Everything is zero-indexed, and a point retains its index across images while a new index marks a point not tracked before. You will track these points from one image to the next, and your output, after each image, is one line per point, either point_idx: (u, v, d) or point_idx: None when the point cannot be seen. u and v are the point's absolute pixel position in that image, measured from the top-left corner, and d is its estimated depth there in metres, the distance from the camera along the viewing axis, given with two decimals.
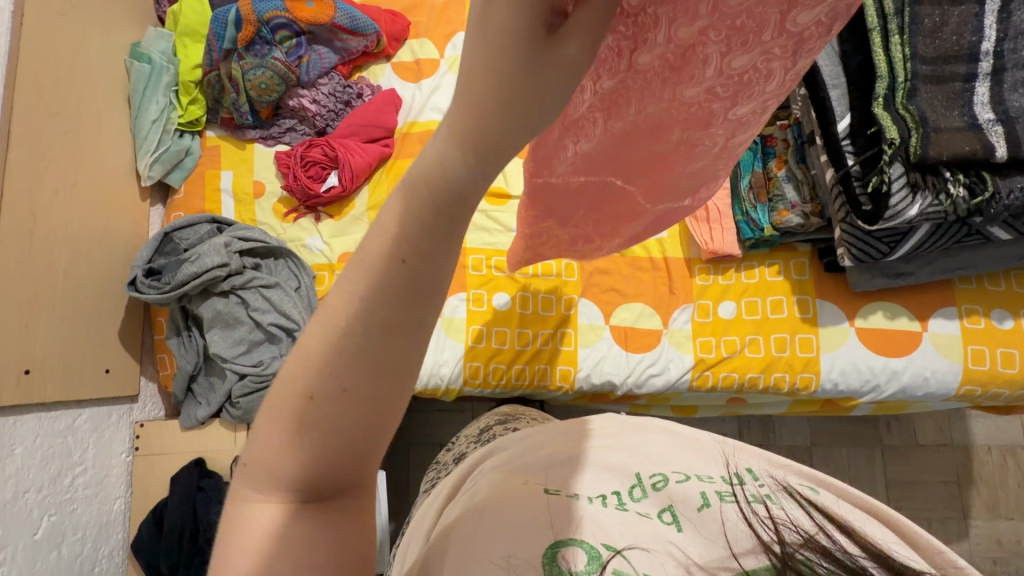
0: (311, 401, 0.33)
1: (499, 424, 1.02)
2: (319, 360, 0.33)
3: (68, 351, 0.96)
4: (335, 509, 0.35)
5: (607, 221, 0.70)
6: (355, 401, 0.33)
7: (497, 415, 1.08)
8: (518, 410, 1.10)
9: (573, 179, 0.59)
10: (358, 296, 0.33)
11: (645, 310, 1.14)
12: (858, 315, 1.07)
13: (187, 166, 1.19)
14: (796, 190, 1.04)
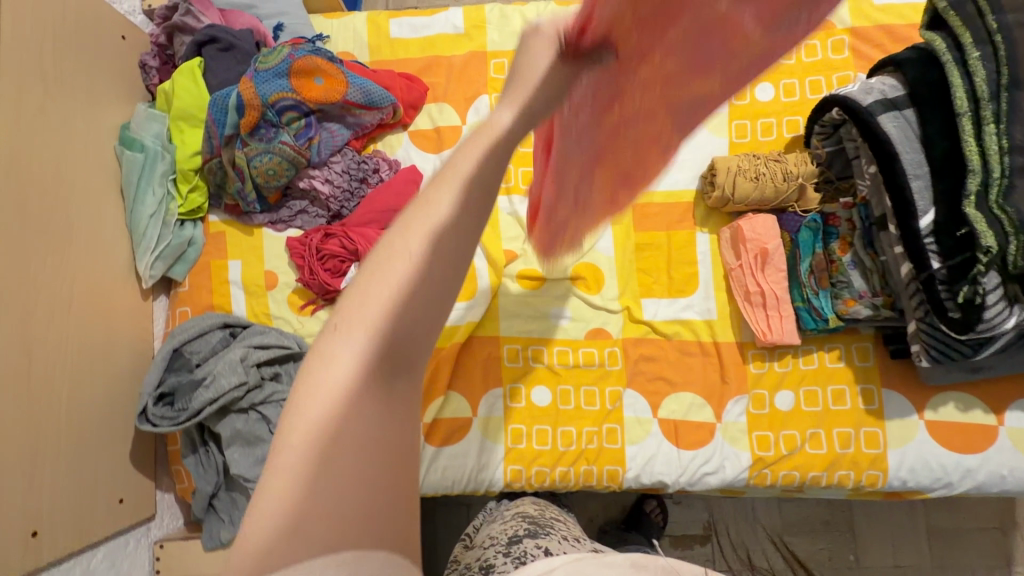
0: (409, 261, 0.40)
1: (529, 537, 0.86)
2: (424, 233, 0.40)
3: (78, 489, 0.88)
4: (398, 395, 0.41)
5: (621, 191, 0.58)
6: (439, 260, 0.41)
7: (524, 523, 0.92)
8: (546, 518, 0.96)
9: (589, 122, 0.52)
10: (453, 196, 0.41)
11: (695, 401, 1.06)
12: (927, 408, 1.00)
13: (191, 258, 1.09)
14: (863, 277, 0.95)
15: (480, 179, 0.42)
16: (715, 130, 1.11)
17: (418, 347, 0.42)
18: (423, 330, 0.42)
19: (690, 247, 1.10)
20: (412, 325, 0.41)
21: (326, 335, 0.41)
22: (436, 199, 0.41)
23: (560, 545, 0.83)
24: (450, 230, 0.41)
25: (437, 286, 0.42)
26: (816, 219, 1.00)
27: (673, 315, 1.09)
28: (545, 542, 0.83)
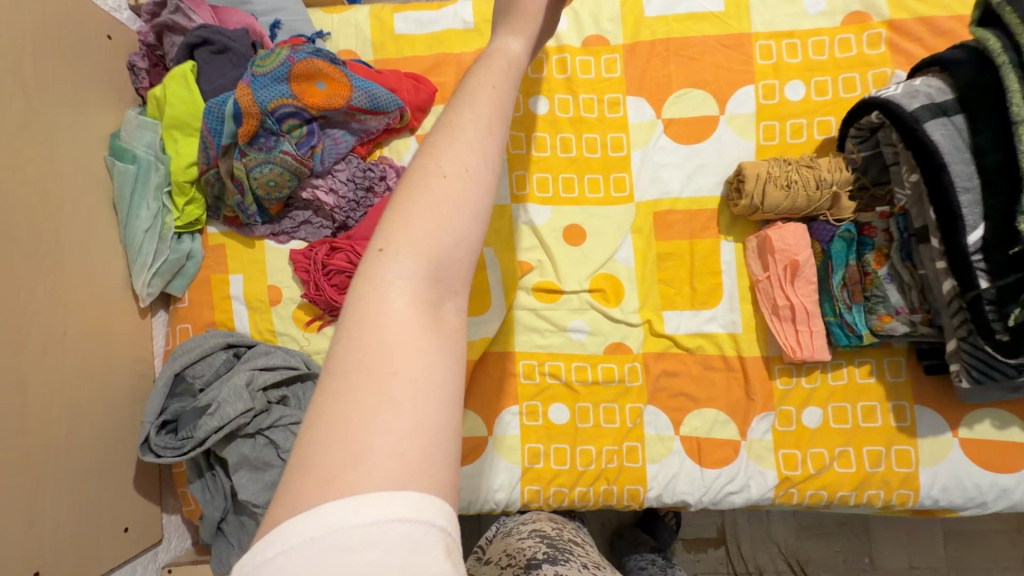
0: (444, 175, 0.41)
1: (548, 563, 0.76)
2: (455, 154, 0.42)
3: (82, 525, 0.85)
4: (448, 333, 0.38)
5: None
6: (475, 177, 0.42)
7: (543, 546, 0.82)
8: (563, 540, 0.88)
9: None
10: (476, 119, 0.44)
11: (719, 418, 1.02)
12: (962, 425, 0.96)
13: (189, 272, 1.04)
14: (900, 292, 0.91)
15: (498, 102, 0.46)
16: (741, 131, 1.05)
17: (461, 270, 0.40)
18: (468, 252, 0.40)
19: (714, 257, 1.05)
20: (456, 242, 0.40)
21: (370, 263, 0.39)
22: (462, 122, 0.44)
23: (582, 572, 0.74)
24: (481, 146, 0.43)
25: (479, 196, 0.42)
26: (849, 229, 0.95)
27: (696, 328, 1.04)
28: (565, 570, 0.74)
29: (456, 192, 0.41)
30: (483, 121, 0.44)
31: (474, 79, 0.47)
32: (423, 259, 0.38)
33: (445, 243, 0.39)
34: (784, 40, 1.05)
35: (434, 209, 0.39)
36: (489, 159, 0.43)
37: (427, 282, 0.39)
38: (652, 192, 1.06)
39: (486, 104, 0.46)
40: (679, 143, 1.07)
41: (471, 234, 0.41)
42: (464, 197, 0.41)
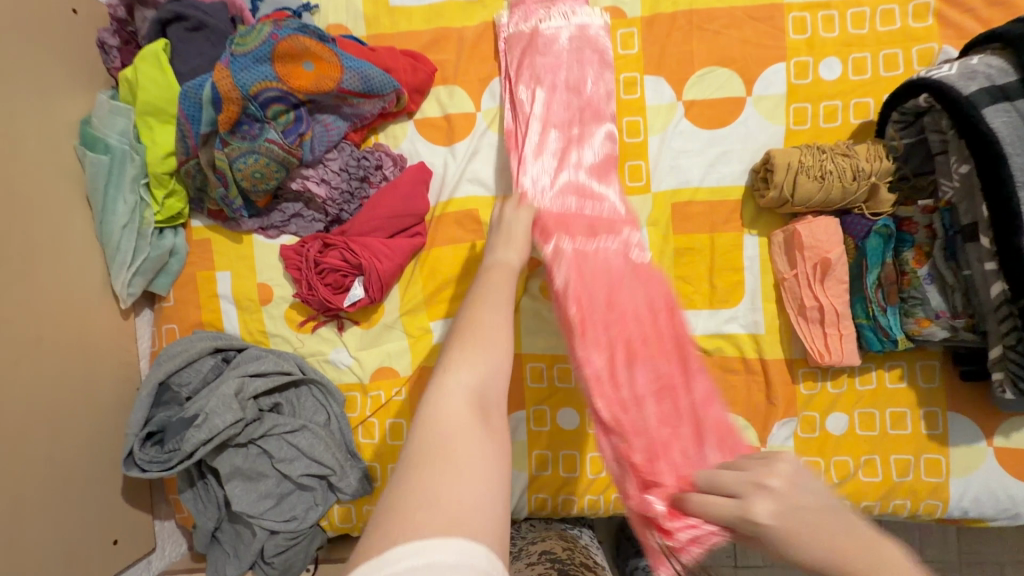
0: (484, 324, 0.57)
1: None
2: (485, 310, 0.59)
3: (66, 542, 0.81)
4: (493, 429, 0.49)
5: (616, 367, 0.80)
6: (503, 324, 0.58)
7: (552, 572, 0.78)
8: (574, 562, 0.84)
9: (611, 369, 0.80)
10: (495, 292, 0.63)
11: (737, 423, 0.97)
12: (998, 433, 0.90)
13: (173, 270, 0.97)
14: (942, 294, 0.84)
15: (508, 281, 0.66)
16: (769, 115, 0.96)
17: (497, 393, 0.53)
18: (502, 381, 0.54)
19: (734, 253, 0.97)
20: (494, 370, 0.54)
21: (434, 382, 0.52)
22: (487, 296, 0.62)
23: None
24: (504, 305, 0.61)
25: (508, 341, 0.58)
26: (887, 224, 0.88)
27: (715, 328, 0.98)
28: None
29: (491, 335, 0.56)
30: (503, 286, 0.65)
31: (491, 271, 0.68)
32: (477, 373, 0.53)
33: (492, 362, 0.54)
34: (819, 11, 0.95)
35: (481, 341, 0.56)
36: (509, 311, 0.61)
37: (478, 396, 0.51)
38: (671, 181, 0.98)
39: (500, 285, 0.65)
40: (700, 127, 0.98)
41: (504, 365, 0.55)
42: (498, 338, 0.57)
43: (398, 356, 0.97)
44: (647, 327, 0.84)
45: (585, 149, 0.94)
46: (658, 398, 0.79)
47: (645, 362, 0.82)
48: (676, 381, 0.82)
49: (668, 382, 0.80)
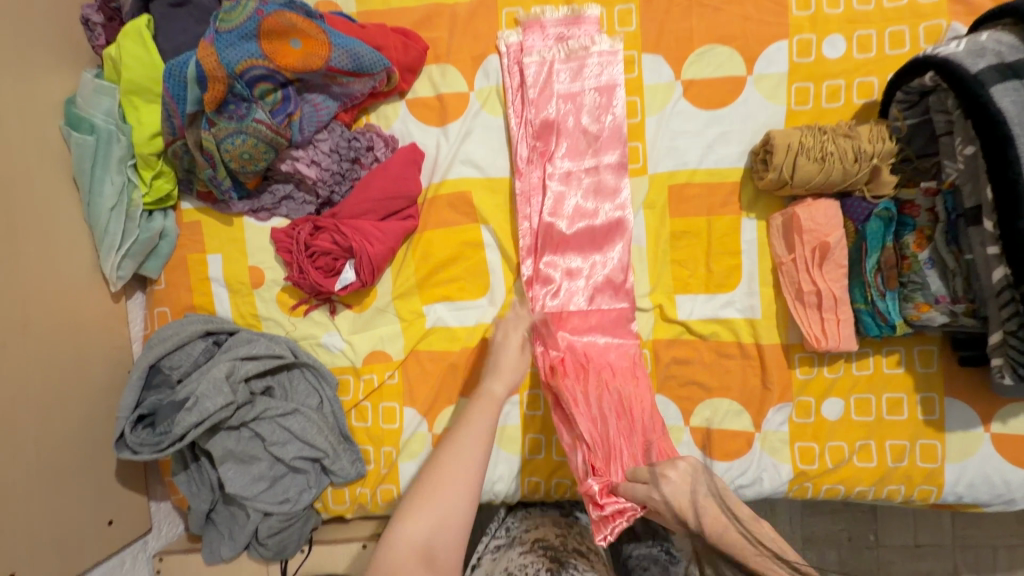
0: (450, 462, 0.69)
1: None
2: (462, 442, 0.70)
3: (59, 524, 0.81)
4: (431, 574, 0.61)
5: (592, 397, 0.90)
6: (470, 462, 0.69)
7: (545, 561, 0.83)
8: (567, 550, 0.89)
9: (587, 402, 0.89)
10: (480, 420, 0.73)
11: (731, 408, 0.96)
12: (995, 419, 0.89)
13: (164, 252, 0.96)
14: (942, 279, 0.83)
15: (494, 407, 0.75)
16: (771, 95, 0.94)
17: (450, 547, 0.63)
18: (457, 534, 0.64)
19: (732, 236, 0.96)
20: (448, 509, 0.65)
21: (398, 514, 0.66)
22: (466, 423, 0.73)
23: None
24: (475, 439, 0.71)
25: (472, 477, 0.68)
26: (888, 207, 0.86)
27: (711, 314, 0.97)
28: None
29: (456, 475, 0.67)
30: (483, 421, 0.73)
31: (486, 389, 0.77)
32: (425, 530, 0.64)
33: (439, 511, 0.65)
34: None
35: (446, 488, 0.67)
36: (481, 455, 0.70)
37: (426, 544, 0.63)
38: (668, 163, 0.96)
39: (485, 411, 0.75)
40: (699, 107, 0.95)
41: (460, 520, 0.65)
42: (461, 474, 0.67)
43: (391, 340, 0.97)
44: (617, 362, 0.94)
45: (598, 157, 0.95)
46: (620, 417, 0.89)
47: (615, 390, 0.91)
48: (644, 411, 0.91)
49: (633, 402, 0.90)
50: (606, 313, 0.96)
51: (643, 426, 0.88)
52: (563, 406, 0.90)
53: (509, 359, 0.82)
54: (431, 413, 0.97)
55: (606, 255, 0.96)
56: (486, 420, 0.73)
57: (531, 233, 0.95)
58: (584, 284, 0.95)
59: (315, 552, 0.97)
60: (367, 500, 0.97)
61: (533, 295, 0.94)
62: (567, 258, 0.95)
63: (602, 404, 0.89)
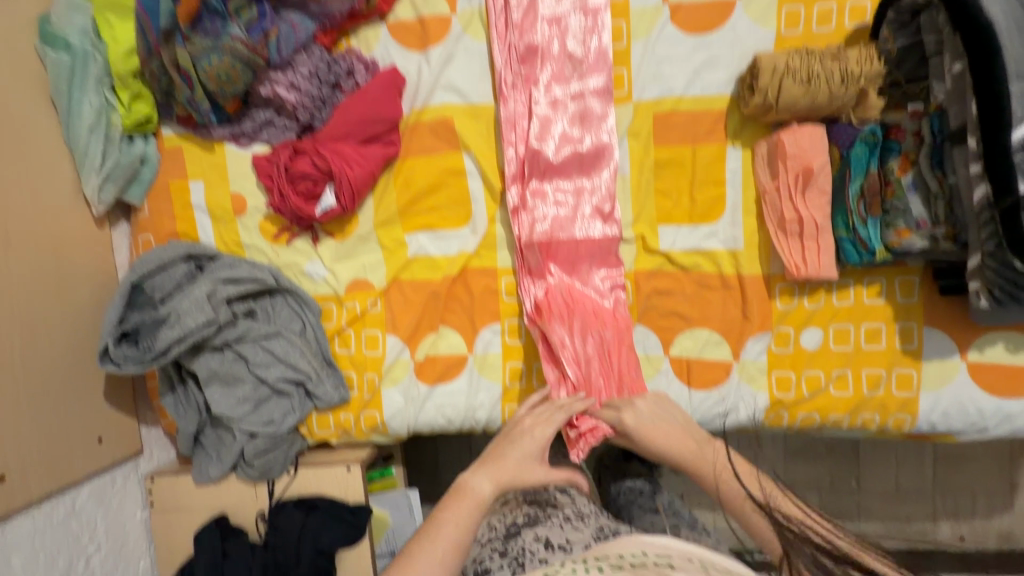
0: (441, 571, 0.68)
1: (528, 527, 0.89)
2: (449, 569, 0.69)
3: (48, 439, 0.84)
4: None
5: (575, 328, 0.94)
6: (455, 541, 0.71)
7: (526, 506, 0.95)
8: (548, 493, 1.00)
9: (570, 335, 0.93)
10: (470, 485, 0.78)
11: (711, 338, 0.97)
12: (972, 348, 0.90)
13: (146, 179, 0.96)
14: (925, 204, 0.81)
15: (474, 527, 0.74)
16: (760, 18, 0.91)
17: None
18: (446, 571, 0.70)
19: (717, 167, 0.95)
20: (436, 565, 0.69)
21: None
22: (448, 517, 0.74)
23: (563, 529, 0.87)
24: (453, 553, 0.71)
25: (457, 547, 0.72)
26: (873, 131, 0.84)
27: (694, 245, 0.97)
28: (544, 531, 0.87)
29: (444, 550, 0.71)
30: (456, 531, 0.73)
31: (470, 485, 0.78)
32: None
33: None
34: None
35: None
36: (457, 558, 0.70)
37: None
38: (653, 90, 0.94)
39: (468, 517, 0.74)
40: (686, 32, 0.93)
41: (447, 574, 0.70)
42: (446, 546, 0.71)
43: (372, 268, 0.97)
44: (601, 307, 0.96)
45: (582, 83, 0.94)
46: (602, 359, 0.93)
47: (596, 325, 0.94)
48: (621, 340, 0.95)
49: (618, 343, 0.94)
50: (592, 249, 0.95)
51: (624, 371, 0.93)
52: (552, 349, 0.93)
53: (513, 450, 0.83)
54: (413, 341, 0.98)
55: (593, 181, 0.95)
56: (458, 535, 0.73)
57: (517, 161, 0.94)
58: (569, 213, 0.95)
59: (301, 474, 1.00)
60: (351, 425, 0.99)
61: (522, 220, 0.94)
62: (554, 185, 0.95)
63: (582, 336, 0.93)
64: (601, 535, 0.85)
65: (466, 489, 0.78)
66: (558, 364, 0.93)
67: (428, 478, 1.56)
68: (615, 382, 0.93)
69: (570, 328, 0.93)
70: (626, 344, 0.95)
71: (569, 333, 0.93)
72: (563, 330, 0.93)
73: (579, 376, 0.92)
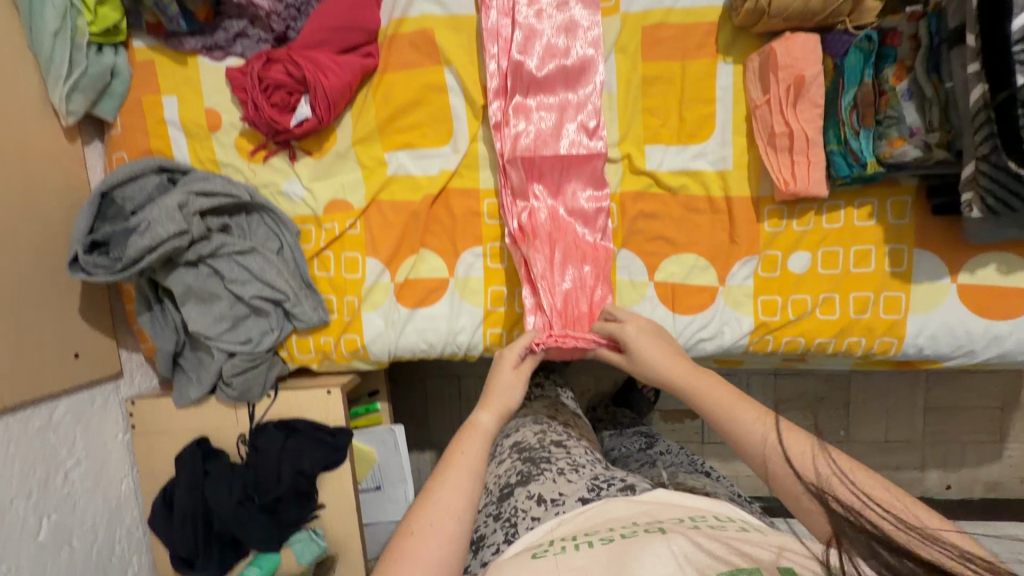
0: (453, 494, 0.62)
1: (521, 485, 0.88)
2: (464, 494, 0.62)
3: (20, 349, 0.83)
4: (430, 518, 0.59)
5: (552, 253, 0.92)
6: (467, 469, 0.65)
7: (519, 464, 0.94)
8: (543, 447, 0.98)
9: (546, 261, 0.92)
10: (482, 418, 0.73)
11: (698, 263, 0.95)
12: (964, 270, 0.88)
13: (117, 92, 0.93)
14: (919, 112, 0.78)
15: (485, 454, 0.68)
16: None
17: None
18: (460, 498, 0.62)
19: (707, 83, 0.91)
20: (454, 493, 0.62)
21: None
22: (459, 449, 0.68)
23: (556, 484, 0.85)
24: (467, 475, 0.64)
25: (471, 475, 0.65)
26: (869, 37, 0.80)
27: (681, 166, 0.94)
28: (537, 488, 0.85)
29: (457, 478, 0.63)
30: (472, 462, 0.66)
31: (482, 416, 0.72)
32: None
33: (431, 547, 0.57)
34: None
35: (428, 549, 0.57)
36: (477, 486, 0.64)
37: None
38: (642, 1, 0.91)
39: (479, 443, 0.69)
40: None
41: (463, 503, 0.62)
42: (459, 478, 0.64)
43: (351, 188, 0.95)
44: (583, 237, 0.94)
45: None
46: (575, 289, 0.92)
47: (575, 256, 0.93)
48: (597, 272, 0.93)
49: (595, 275, 0.93)
50: (574, 176, 0.94)
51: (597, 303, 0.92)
52: (528, 273, 0.92)
53: (506, 390, 0.78)
54: (393, 263, 0.96)
55: (578, 96, 0.92)
56: (475, 466, 0.66)
57: (500, 74, 0.90)
58: (552, 129, 0.92)
59: (280, 397, 0.99)
60: (331, 349, 0.97)
61: (505, 135, 0.91)
62: (537, 101, 0.92)
63: (559, 264, 0.92)
64: (594, 487, 0.83)
65: (471, 428, 0.72)
66: (533, 287, 0.91)
67: (416, 422, 1.55)
68: (586, 309, 0.92)
69: (547, 254, 0.92)
70: (602, 275, 0.93)
71: (544, 258, 0.92)
72: (540, 254, 0.92)
73: (551, 302, 0.91)
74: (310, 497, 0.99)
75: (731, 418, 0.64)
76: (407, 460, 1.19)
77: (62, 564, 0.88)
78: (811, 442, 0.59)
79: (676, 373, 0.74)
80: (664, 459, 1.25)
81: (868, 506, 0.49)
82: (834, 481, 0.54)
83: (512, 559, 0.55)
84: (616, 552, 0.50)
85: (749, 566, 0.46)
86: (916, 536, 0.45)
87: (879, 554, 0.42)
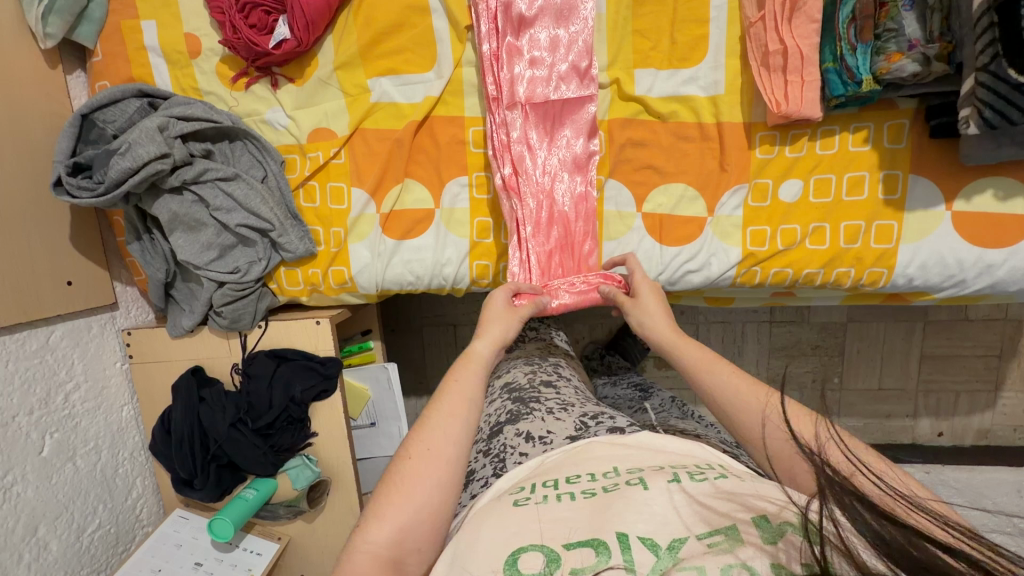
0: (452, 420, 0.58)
1: (509, 424, 0.85)
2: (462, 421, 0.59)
3: (16, 270, 0.85)
4: (421, 446, 0.56)
5: (540, 204, 0.92)
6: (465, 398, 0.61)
7: (508, 404, 0.91)
8: (533, 388, 0.95)
9: (536, 215, 0.91)
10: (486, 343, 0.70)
11: (686, 193, 0.93)
12: (959, 198, 0.85)
13: (95, 16, 0.91)
14: (920, 21, 0.75)
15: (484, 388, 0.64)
16: None
17: (417, 546, 0.51)
18: (458, 427, 0.58)
19: (702, 3, 0.87)
20: (453, 422, 0.58)
21: (376, 503, 0.52)
22: (455, 380, 0.63)
23: (545, 423, 0.82)
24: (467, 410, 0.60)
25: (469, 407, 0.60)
26: None
27: (672, 91, 0.91)
28: (526, 426, 0.82)
29: (454, 408, 0.59)
30: (472, 393, 0.62)
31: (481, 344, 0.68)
32: (394, 527, 0.51)
33: (426, 481, 0.53)
34: None
35: (431, 475, 0.54)
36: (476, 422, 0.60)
37: (397, 546, 0.50)
38: None
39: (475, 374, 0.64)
40: None
41: (460, 436, 0.58)
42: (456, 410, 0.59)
43: (334, 115, 0.93)
44: (575, 185, 0.93)
45: None
46: (563, 244, 0.93)
47: (563, 211, 0.93)
48: (588, 225, 0.93)
49: (583, 237, 0.93)
50: (571, 119, 0.92)
51: (582, 261, 0.93)
52: (517, 227, 0.91)
53: (502, 322, 0.73)
54: (378, 193, 0.95)
55: (568, 33, 0.90)
56: (472, 394, 0.62)
57: (490, 15, 0.88)
58: (546, 74, 0.91)
59: (271, 328, 1.02)
60: (320, 280, 0.97)
61: (501, 78, 0.89)
62: (529, 42, 0.91)
63: (547, 219, 0.92)
64: (582, 424, 0.80)
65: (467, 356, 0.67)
66: (522, 242, 0.91)
67: (410, 368, 1.57)
68: (573, 262, 0.93)
69: (537, 209, 0.92)
70: (591, 228, 0.93)
71: (533, 213, 0.91)
72: (529, 210, 0.91)
73: (540, 255, 0.91)
74: (304, 425, 1.02)
75: (727, 397, 0.59)
76: (401, 395, 1.18)
77: (68, 479, 0.92)
78: (810, 416, 0.55)
79: (669, 334, 0.71)
80: (658, 396, 1.22)
81: (859, 472, 0.47)
82: (828, 445, 0.51)
83: (495, 502, 0.51)
84: (598, 505, 0.46)
85: (729, 523, 0.42)
86: (905, 504, 0.42)
87: (863, 515, 0.39)
